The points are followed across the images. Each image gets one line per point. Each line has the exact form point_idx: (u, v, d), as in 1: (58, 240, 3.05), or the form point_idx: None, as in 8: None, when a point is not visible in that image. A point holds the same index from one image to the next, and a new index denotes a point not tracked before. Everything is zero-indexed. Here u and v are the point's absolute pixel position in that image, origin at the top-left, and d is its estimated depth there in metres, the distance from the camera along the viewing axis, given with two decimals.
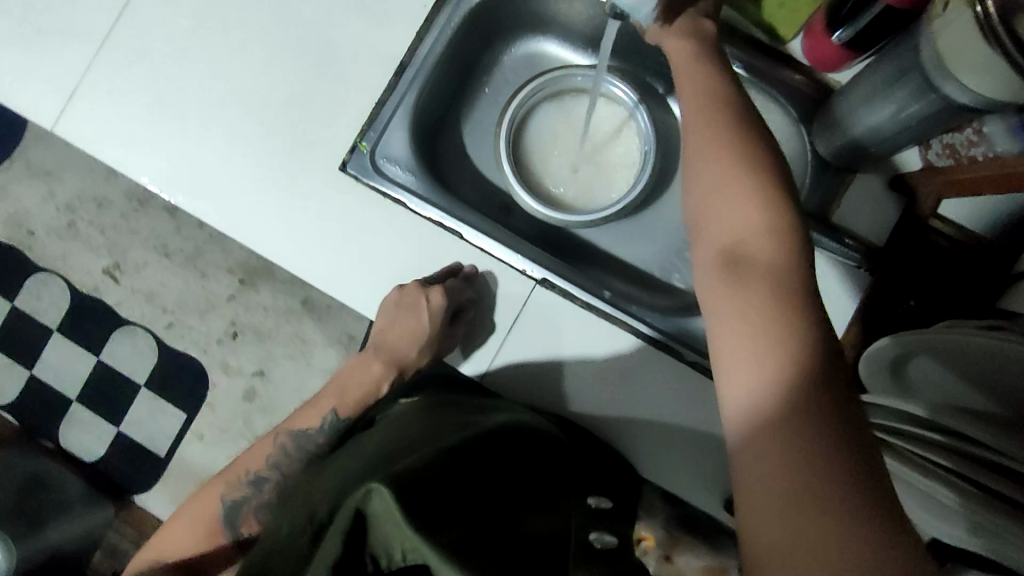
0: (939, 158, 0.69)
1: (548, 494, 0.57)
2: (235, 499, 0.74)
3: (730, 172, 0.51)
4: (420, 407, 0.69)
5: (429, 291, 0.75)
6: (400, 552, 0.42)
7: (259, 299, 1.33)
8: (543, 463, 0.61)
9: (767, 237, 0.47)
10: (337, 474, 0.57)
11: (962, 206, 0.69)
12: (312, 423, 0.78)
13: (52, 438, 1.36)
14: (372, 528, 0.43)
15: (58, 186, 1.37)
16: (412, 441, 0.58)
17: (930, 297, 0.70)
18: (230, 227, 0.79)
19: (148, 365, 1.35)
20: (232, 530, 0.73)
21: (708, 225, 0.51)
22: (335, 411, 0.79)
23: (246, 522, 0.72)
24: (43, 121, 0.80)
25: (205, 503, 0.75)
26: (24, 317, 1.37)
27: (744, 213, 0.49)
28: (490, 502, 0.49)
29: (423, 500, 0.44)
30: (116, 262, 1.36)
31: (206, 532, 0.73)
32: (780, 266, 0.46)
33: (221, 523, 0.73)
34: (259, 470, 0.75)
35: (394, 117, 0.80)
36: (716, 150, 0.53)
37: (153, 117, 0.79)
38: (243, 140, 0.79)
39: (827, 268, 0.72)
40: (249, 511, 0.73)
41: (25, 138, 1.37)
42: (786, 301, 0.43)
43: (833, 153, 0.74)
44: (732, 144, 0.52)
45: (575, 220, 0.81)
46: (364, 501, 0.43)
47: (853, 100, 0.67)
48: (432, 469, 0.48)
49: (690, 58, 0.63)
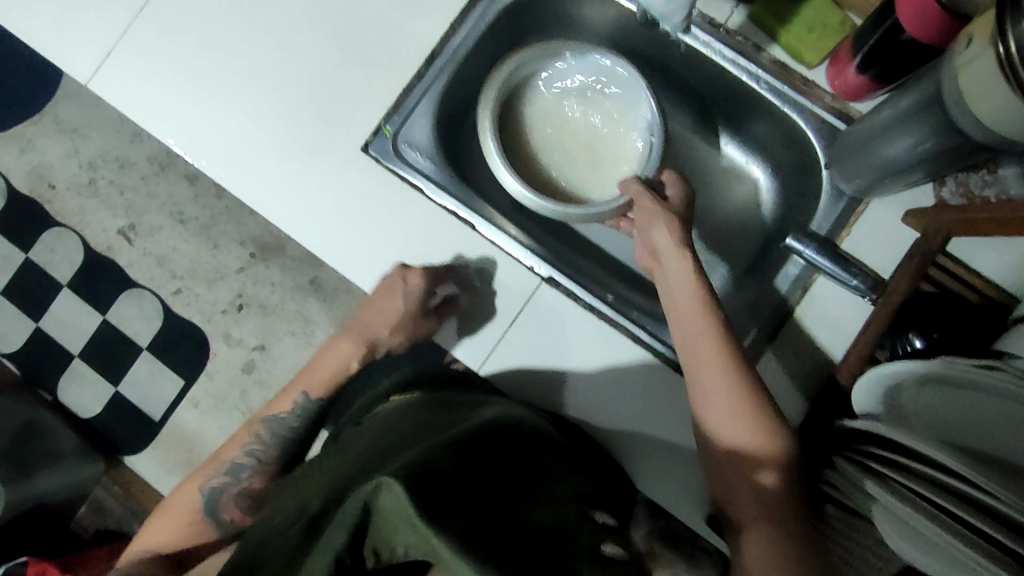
0: (953, 195, 0.70)
1: (552, 485, 0.57)
2: (215, 488, 0.83)
3: (740, 389, 0.66)
4: (419, 402, 0.71)
5: (408, 273, 0.76)
6: (402, 545, 0.43)
7: (268, 274, 1.35)
8: (545, 456, 0.62)
9: (767, 438, 0.64)
10: (334, 468, 0.58)
11: (970, 247, 0.70)
12: (285, 409, 0.85)
13: (49, 391, 1.38)
14: (375, 522, 0.44)
15: (84, 144, 1.39)
16: (411, 435, 0.60)
17: (950, 333, 0.66)
18: (249, 196, 0.80)
19: (152, 328, 1.37)
20: (213, 518, 0.83)
21: (732, 440, 0.65)
22: (305, 394, 0.85)
23: (228, 508, 0.83)
24: (78, 75, 0.81)
25: (186, 498, 0.84)
26: (35, 268, 1.39)
27: (749, 428, 0.65)
28: (493, 486, 0.50)
29: (432, 493, 0.45)
30: (131, 224, 1.38)
31: (191, 522, 0.83)
32: (779, 463, 0.64)
33: (200, 510, 0.83)
34: (235, 458, 0.84)
35: (420, 105, 0.82)
36: (722, 365, 0.67)
37: (183, 81, 0.80)
38: (270, 111, 0.80)
39: (831, 295, 0.74)
40: (229, 497, 0.83)
41: (56, 93, 1.40)
42: (773, 484, 0.64)
43: (846, 181, 0.74)
44: (732, 359, 0.67)
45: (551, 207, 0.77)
46: (371, 495, 0.45)
47: (872, 130, 0.68)
48: (436, 460, 0.50)
49: (691, 291, 0.72)
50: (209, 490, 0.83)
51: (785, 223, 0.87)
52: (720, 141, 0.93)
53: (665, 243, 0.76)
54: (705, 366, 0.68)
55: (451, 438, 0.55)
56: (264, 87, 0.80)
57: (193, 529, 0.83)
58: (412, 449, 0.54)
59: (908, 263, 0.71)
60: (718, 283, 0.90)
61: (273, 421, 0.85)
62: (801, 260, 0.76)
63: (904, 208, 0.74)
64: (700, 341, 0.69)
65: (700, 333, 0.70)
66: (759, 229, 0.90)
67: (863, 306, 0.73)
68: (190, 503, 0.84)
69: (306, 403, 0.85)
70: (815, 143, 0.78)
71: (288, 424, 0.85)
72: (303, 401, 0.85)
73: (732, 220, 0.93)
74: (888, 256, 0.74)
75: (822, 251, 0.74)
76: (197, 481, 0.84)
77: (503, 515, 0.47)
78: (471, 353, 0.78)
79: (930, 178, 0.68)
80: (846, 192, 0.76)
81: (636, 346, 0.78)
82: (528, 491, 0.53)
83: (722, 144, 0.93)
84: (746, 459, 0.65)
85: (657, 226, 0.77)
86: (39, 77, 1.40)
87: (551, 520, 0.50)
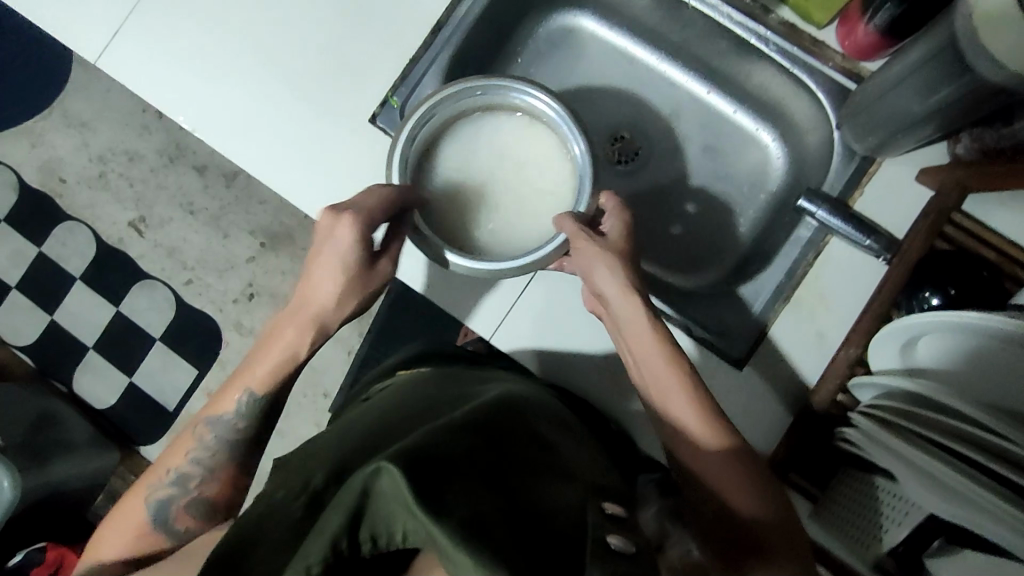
0: (968, 151, 0.69)
1: (567, 462, 0.52)
2: (160, 499, 0.66)
3: (683, 385, 0.62)
4: (424, 381, 0.68)
5: (342, 221, 0.61)
6: (399, 530, 0.40)
7: (278, 263, 1.35)
8: (559, 436, 0.58)
9: (721, 433, 0.60)
10: (337, 447, 0.56)
11: (987, 203, 0.69)
12: (225, 409, 0.67)
13: (64, 382, 1.39)
14: (371, 508, 0.41)
15: (92, 138, 1.40)
16: (411, 420, 0.57)
17: (968, 289, 0.65)
18: (260, 171, 0.80)
19: (164, 318, 1.37)
20: (166, 529, 0.66)
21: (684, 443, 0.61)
22: (251, 392, 0.67)
23: (182, 521, 0.66)
24: (87, 55, 0.82)
25: (133, 506, 0.66)
26: (48, 261, 1.40)
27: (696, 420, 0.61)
28: (495, 466, 0.45)
29: (435, 474, 0.41)
30: (142, 216, 1.39)
31: (137, 538, 0.66)
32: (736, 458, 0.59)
33: (150, 521, 0.66)
34: (179, 467, 0.67)
35: (427, 74, 0.81)
36: (666, 367, 0.63)
37: (191, 58, 0.81)
38: (278, 85, 0.80)
39: (846, 257, 0.74)
40: (180, 509, 0.66)
41: (65, 88, 1.41)
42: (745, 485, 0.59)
43: (858, 140, 0.74)
44: (671, 360, 0.63)
45: (507, 267, 0.61)
46: (371, 478, 0.40)
47: (886, 82, 0.67)
48: (439, 443, 0.45)
49: (625, 297, 0.65)
50: (156, 502, 0.66)
51: (796, 188, 0.86)
52: (730, 108, 0.92)
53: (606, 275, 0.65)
54: (669, 416, 0.62)
55: (456, 420, 0.50)
56: (272, 64, 0.80)
57: (142, 545, 0.65)
58: (412, 434, 0.49)
59: (922, 220, 0.70)
60: (728, 251, 0.90)
61: (215, 421, 0.67)
62: (814, 221, 0.75)
63: (918, 167, 0.73)
64: (639, 342, 0.64)
65: (640, 336, 0.64)
66: (770, 196, 0.90)
67: (876, 266, 0.73)
68: (138, 514, 0.66)
69: (251, 404, 0.67)
70: (825, 104, 0.78)
71: (235, 426, 0.67)
72: (248, 402, 0.67)
73: (744, 183, 0.92)
74: (902, 214, 0.73)
75: (835, 211, 0.73)
76: (144, 484, 0.67)
77: (511, 498, 0.42)
78: (484, 321, 0.78)
79: (944, 132, 0.68)
80: (859, 152, 0.76)
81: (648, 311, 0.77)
82: (537, 470, 0.48)
83: (732, 111, 0.92)
84: (702, 459, 0.60)
85: (598, 270, 0.65)
86: (49, 73, 1.41)
87: (560, 505, 0.44)
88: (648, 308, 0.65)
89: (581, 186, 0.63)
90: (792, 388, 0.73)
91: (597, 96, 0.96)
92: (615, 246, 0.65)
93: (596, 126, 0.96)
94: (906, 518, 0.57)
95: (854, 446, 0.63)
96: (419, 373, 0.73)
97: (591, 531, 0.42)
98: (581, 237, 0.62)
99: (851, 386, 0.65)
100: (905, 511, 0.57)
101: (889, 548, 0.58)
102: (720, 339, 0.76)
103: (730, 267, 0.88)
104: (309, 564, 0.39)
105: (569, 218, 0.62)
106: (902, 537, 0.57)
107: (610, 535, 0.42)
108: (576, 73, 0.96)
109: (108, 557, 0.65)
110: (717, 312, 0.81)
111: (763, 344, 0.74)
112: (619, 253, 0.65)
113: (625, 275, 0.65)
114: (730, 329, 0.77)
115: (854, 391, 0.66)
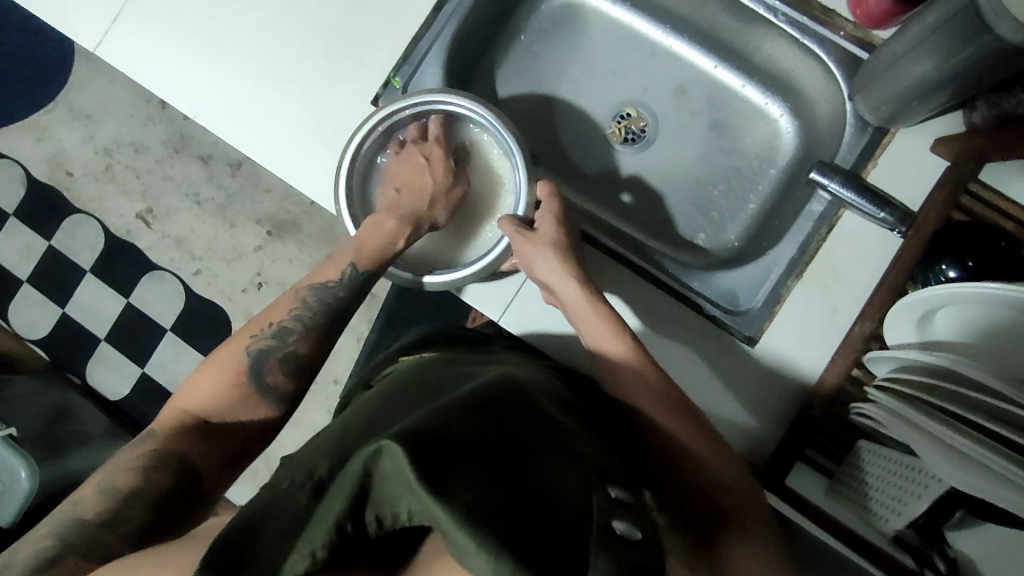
0: (984, 120, 0.66)
1: (574, 437, 0.51)
2: (260, 350, 0.64)
3: (626, 358, 0.65)
4: (430, 364, 0.68)
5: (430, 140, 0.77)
6: (405, 511, 0.40)
7: (285, 251, 1.35)
8: (563, 413, 0.57)
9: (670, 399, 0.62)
10: (343, 433, 0.55)
11: (1009, 171, 0.67)
12: (330, 277, 0.70)
13: (79, 374, 1.40)
14: (376, 487, 0.41)
15: (97, 130, 1.40)
16: (413, 402, 0.57)
17: (988, 261, 0.62)
18: (264, 156, 0.79)
19: (175, 309, 1.38)
20: (256, 381, 0.63)
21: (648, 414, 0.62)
22: (353, 265, 0.70)
23: (275, 376, 0.64)
24: (86, 45, 0.81)
25: (228, 355, 0.64)
26: (59, 255, 1.40)
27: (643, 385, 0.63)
28: (499, 444, 0.44)
29: (439, 456, 0.40)
30: (149, 207, 1.39)
31: (227, 388, 0.62)
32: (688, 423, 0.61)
33: (245, 369, 0.63)
34: (281, 321, 0.67)
35: (429, 55, 0.81)
36: (612, 346, 0.65)
37: (191, 45, 0.80)
38: (279, 69, 0.79)
39: (860, 230, 0.72)
40: (276, 363, 0.64)
41: (68, 81, 1.40)
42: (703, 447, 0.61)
43: (871, 110, 0.72)
44: (618, 337, 0.66)
45: (463, 276, 0.70)
46: (373, 458, 0.40)
47: (899, 49, 0.65)
48: (443, 423, 0.44)
49: (568, 284, 0.69)
50: (255, 351, 0.64)
51: (808, 162, 0.85)
52: (737, 83, 0.91)
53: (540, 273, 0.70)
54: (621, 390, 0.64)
55: (459, 401, 0.49)
56: (272, 47, 0.79)
57: (232, 398, 0.62)
58: (414, 413, 0.49)
59: (938, 190, 0.70)
60: (741, 225, 0.88)
61: (318, 288, 0.69)
62: (826, 194, 0.74)
63: (933, 136, 0.72)
64: (586, 323, 0.68)
65: (587, 317, 0.68)
66: (781, 171, 0.88)
67: (892, 239, 0.71)
68: (234, 363, 0.64)
69: (352, 276, 0.70)
70: (837, 75, 0.76)
71: (336, 292, 0.69)
72: (351, 273, 0.70)
73: (753, 157, 0.90)
74: (917, 185, 0.72)
75: (848, 184, 0.71)
76: (242, 336, 0.65)
77: (514, 476, 0.41)
78: (490, 304, 0.78)
79: (960, 99, 0.66)
80: (871, 122, 0.74)
81: (659, 291, 0.76)
82: (542, 446, 0.46)
83: (740, 86, 0.91)
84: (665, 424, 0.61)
85: (540, 263, 0.69)
86: (53, 66, 1.41)
87: (567, 483, 0.42)
88: (602, 302, 0.68)
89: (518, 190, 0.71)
90: (805, 364, 0.72)
91: (601, 73, 0.94)
92: (553, 243, 0.70)
93: (601, 103, 0.94)
94: (926, 490, 0.55)
95: (868, 419, 0.62)
96: (422, 357, 0.73)
97: (597, 514, 0.40)
98: (519, 239, 0.70)
99: (866, 359, 0.64)
100: (925, 484, 0.55)
101: (908, 520, 0.57)
102: (733, 316, 0.75)
103: (742, 242, 0.87)
104: (314, 549, 0.40)
105: (505, 217, 0.72)
106: (919, 511, 0.55)
107: (619, 521, 0.40)
108: (580, 51, 0.94)
109: (194, 407, 0.61)
110: (729, 287, 0.79)
111: (776, 321, 0.73)
112: (555, 244, 0.70)
113: (566, 264, 0.69)
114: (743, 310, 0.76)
115: (870, 365, 0.64)
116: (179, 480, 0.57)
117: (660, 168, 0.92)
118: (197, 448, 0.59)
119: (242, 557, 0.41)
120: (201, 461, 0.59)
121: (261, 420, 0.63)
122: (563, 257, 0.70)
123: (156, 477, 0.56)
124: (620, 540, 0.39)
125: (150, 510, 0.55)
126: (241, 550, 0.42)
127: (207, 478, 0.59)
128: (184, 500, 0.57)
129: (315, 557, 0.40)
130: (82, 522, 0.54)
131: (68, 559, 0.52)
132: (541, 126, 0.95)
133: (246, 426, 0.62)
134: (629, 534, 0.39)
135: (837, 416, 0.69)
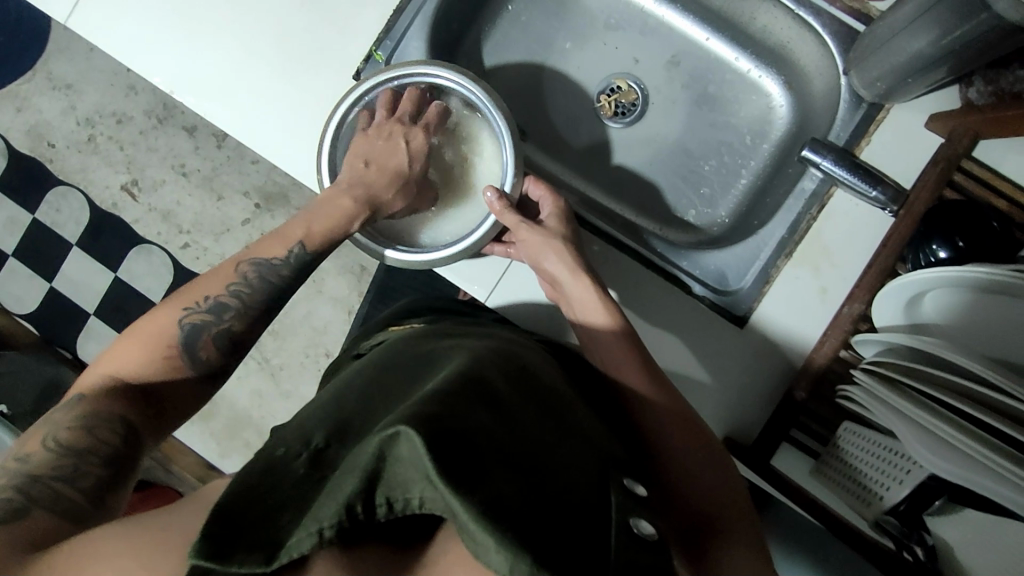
0: (981, 95, 0.66)
1: (580, 430, 0.48)
2: (194, 325, 0.60)
3: (629, 348, 0.63)
4: (423, 339, 0.65)
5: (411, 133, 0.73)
6: (417, 496, 0.37)
7: (274, 224, 1.31)
8: (567, 399, 0.53)
9: (670, 392, 0.61)
10: (333, 410, 0.53)
11: (998, 150, 0.66)
12: (277, 253, 0.65)
13: (68, 347, 1.36)
14: (391, 470, 0.37)
15: (79, 100, 1.35)
16: (402, 382, 0.54)
17: (980, 241, 0.61)
18: (245, 133, 0.77)
19: (163, 282, 1.33)
20: (190, 356, 0.60)
21: (647, 406, 0.60)
22: (302, 244, 0.66)
23: (208, 351, 0.61)
24: (57, 18, 0.78)
25: (158, 327, 0.59)
26: (43, 228, 1.36)
27: (639, 378, 0.61)
28: (512, 436, 0.41)
29: (456, 446, 0.37)
30: (134, 179, 1.34)
31: (159, 357, 0.58)
32: (693, 416, 0.60)
33: (178, 342, 0.59)
34: (220, 294, 0.62)
35: (412, 27, 0.79)
36: (616, 339, 0.64)
37: (167, 17, 0.77)
38: (259, 41, 0.77)
39: (853, 208, 0.71)
40: (212, 338, 0.61)
41: (46, 49, 1.35)
42: (706, 443, 0.58)
43: (865, 86, 0.71)
44: (622, 330, 0.64)
45: (442, 257, 0.69)
46: (389, 443, 0.37)
47: (895, 22, 0.64)
48: (452, 407, 0.41)
49: (572, 272, 0.67)
50: (191, 323, 0.60)
51: (800, 139, 0.83)
52: (730, 55, 0.89)
53: (547, 262, 0.69)
54: (619, 378, 0.62)
55: (463, 381, 0.46)
56: (252, 20, 0.77)
57: (162, 371, 0.58)
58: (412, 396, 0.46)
59: (931, 168, 0.68)
60: (732, 202, 0.87)
61: (263, 264, 0.65)
62: (817, 171, 0.73)
63: (927, 113, 0.70)
64: (588, 311, 0.66)
65: (587, 300, 0.66)
66: (775, 147, 0.86)
67: (882, 218, 0.71)
68: (165, 333, 0.59)
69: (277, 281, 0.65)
70: (832, 47, 0.75)
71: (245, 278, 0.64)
72: (299, 253, 0.66)
73: (746, 131, 0.88)
74: (910, 164, 0.71)
75: (840, 161, 0.70)
76: (171, 308, 0.60)
77: (528, 476, 0.38)
78: (475, 287, 0.77)
79: (957, 76, 0.65)
80: (865, 98, 0.73)
81: (648, 271, 0.76)
82: (549, 442, 0.44)
83: (733, 58, 0.88)
84: (665, 414, 0.59)
85: (544, 255, 0.69)
86: (29, 33, 1.35)
87: (575, 475, 0.41)
88: (602, 288, 0.67)
89: (506, 170, 0.69)
90: (792, 344, 0.72)
91: (591, 44, 0.91)
92: (560, 236, 0.69)
93: (594, 74, 0.92)
94: (909, 476, 0.56)
95: (854, 403, 0.62)
96: (414, 330, 0.71)
97: (614, 518, 0.38)
98: (521, 228, 0.68)
99: (854, 342, 0.64)
100: (907, 469, 0.56)
101: (890, 507, 0.58)
102: (722, 296, 0.75)
103: (732, 219, 0.86)
104: (322, 527, 0.36)
105: (502, 199, 0.68)
106: (901, 497, 0.56)
107: (632, 518, 0.39)
108: (570, 21, 0.91)
109: (124, 373, 0.57)
110: (718, 267, 0.78)
111: (766, 300, 0.72)
112: (562, 237, 0.69)
113: (572, 260, 0.68)
114: (733, 290, 0.75)
115: (856, 347, 0.64)
116: (124, 447, 0.53)
117: (653, 142, 0.90)
118: (137, 412, 0.56)
119: (249, 526, 0.37)
120: (138, 428, 0.55)
121: (185, 388, 0.60)
122: (567, 249, 0.69)
123: (101, 446, 0.52)
124: (637, 541, 0.37)
125: (103, 467, 0.51)
126: (246, 523, 0.37)
127: (145, 443, 0.56)
128: (127, 465, 0.53)
129: (321, 535, 0.36)
130: (39, 480, 0.48)
131: (36, 511, 0.46)
132: (531, 98, 0.92)
133: (170, 394, 0.59)
134: (645, 533, 0.37)
135: (823, 397, 0.69)
